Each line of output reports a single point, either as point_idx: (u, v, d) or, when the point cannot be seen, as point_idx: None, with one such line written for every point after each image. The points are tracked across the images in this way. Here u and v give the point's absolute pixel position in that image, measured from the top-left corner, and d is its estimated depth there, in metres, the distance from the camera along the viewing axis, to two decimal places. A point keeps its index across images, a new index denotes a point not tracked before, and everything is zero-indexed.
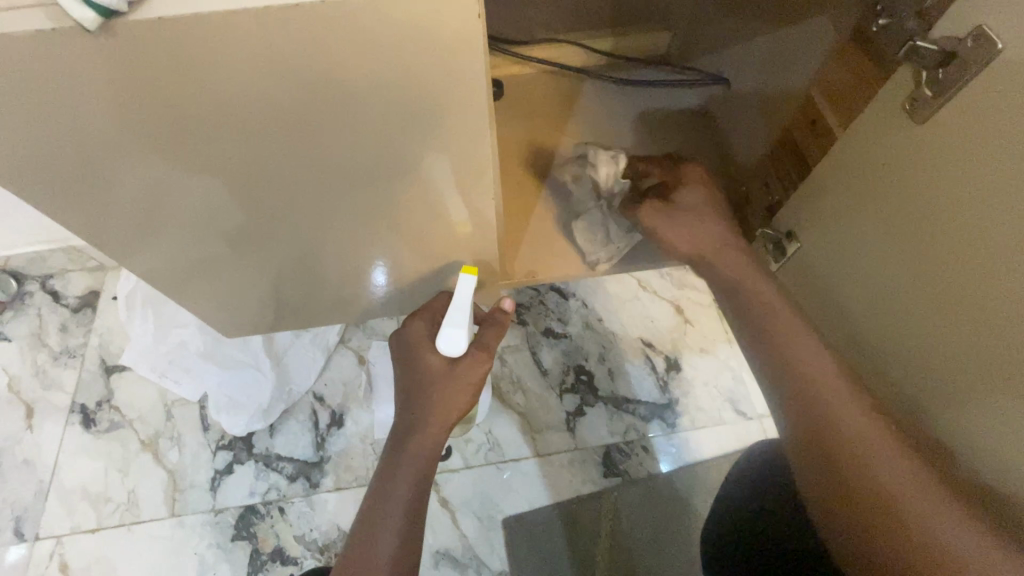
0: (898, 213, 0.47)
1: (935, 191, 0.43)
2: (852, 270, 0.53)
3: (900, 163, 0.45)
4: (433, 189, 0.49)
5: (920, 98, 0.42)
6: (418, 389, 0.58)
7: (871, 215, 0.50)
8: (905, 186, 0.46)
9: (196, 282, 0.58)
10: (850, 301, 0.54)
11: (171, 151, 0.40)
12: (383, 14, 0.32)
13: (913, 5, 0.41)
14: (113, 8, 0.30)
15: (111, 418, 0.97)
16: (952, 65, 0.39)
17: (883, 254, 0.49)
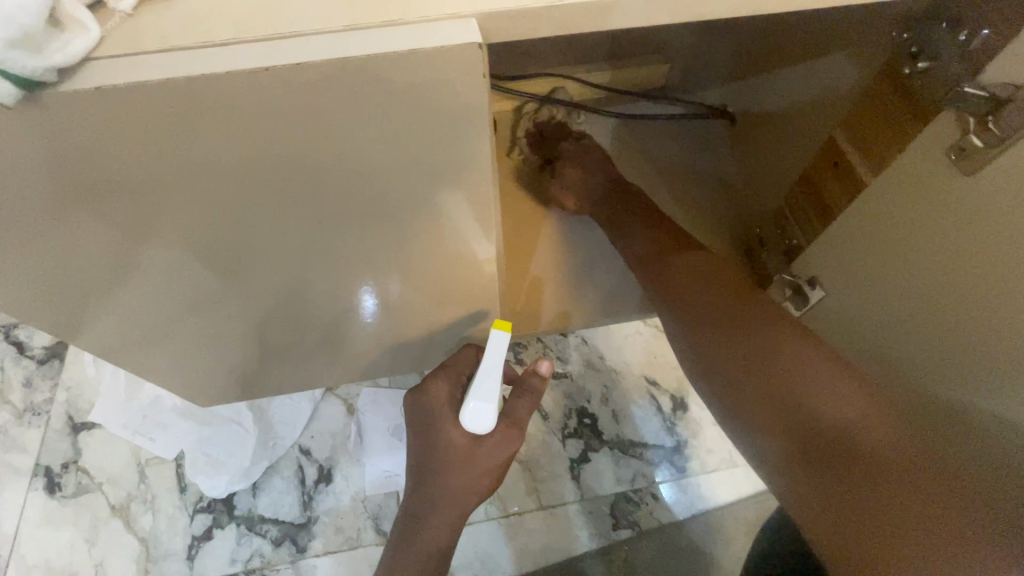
0: (962, 266, 0.41)
1: (999, 246, 0.38)
2: (918, 324, 0.46)
3: (955, 215, 0.40)
4: (428, 246, 0.44)
5: (969, 148, 0.38)
6: (429, 465, 0.54)
7: (925, 266, 0.44)
8: (970, 239, 0.40)
9: (168, 349, 0.53)
10: (922, 355, 0.47)
11: (131, 220, 0.35)
12: (374, 74, 0.28)
13: (955, 47, 0.38)
14: (36, 76, 0.25)
15: (78, 481, 0.89)
16: (1004, 112, 0.35)
17: (948, 306, 0.43)
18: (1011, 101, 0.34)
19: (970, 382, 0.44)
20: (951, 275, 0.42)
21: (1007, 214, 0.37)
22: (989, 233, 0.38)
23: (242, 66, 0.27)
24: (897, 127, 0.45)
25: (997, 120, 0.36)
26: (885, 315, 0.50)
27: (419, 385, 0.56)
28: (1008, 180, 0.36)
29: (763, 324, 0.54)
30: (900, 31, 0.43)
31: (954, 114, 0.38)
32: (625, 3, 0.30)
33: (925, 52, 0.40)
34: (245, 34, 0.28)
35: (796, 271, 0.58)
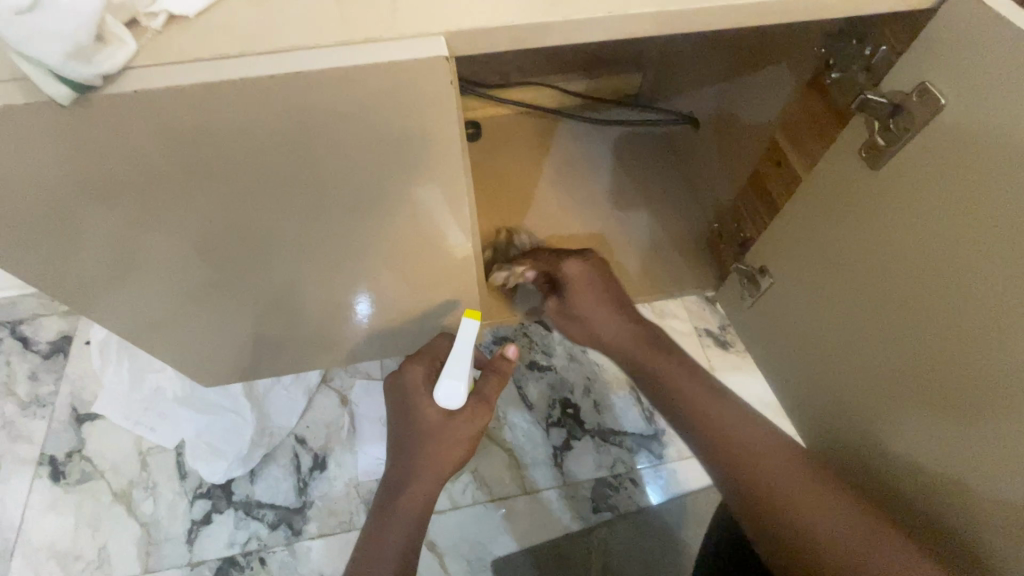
0: (878, 255, 0.46)
1: (911, 232, 0.43)
2: (844, 311, 0.52)
3: (873, 207, 0.45)
4: (413, 235, 0.49)
5: (874, 147, 0.44)
6: (413, 440, 0.59)
7: (850, 255, 0.49)
8: (882, 228, 0.45)
9: (175, 333, 0.57)
10: (847, 343, 0.52)
11: (148, 208, 0.40)
12: (363, 81, 0.33)
13: (862, 58, 0.44)
14: (86, 82, 0.30)
15: (82, 469, 0.93)
16: (902, 115, 0.41)
17: (867, 294, 0.48)
18: (907, 105, 0.41)
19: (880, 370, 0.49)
20: (870, 263, 0.47)
21: (916, 205, 0.42)
22: (901, 223, 0.43)
23: (250, 74, 0.32)
24: (823, 129, 0.50)
25: (897, 121, 0.42)
26: (817, 304, 0.55)
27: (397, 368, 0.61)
28: (916, 175, 0.41)
29: (717, 398, 0.58)
30: (819, 46, 0.49)
31: (864, 117, 0.44)
32: (577, 20, 0.35)
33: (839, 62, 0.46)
34: (252, 49, 0.32)
35: (749, 262, 0.63)
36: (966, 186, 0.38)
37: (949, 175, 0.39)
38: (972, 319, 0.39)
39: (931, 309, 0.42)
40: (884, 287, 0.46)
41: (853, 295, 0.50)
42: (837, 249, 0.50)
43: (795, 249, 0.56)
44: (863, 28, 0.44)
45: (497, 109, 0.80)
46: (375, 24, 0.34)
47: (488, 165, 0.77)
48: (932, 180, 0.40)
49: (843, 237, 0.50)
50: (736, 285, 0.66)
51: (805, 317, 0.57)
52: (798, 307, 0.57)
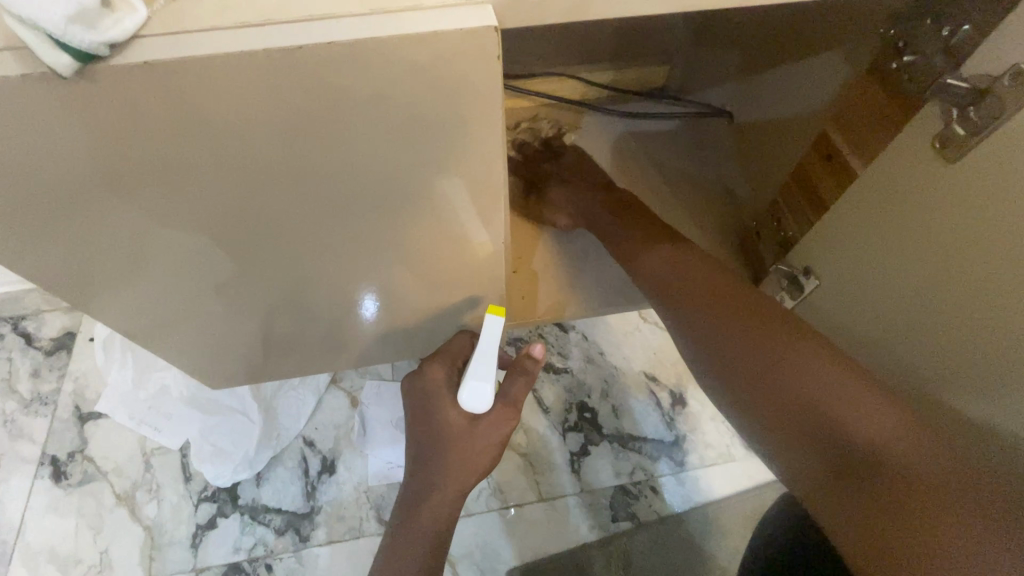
0: (953, 255, 0.42)
1: (995, 230, 0.39)
2: (914, 317, 0.47)
3: (939, 203, 0.42)
4: (439, 229, 0.46)
5: (948, 140, 0.40)
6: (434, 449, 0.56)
7: (913, 255, 0.45)
8: (959, 225, 0.41)
9: (183, 330, 0.54)
10: (919, 351, 0.47)
11: (159, 196, 0.37)
12: (394, 55, 0.30)
13: (939, 41, 0.41)
14: (92, 50, 0.27)
15: (84, 469, 0.91)
16: (986, 102, 0.37)
17: (947, 296, 0.44)
18: (994, 91, 0.37)
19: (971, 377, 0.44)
20: (943, 263, 0.43)
21: (988, 201, 0.39)
22: (982, 219, 0.39)
23: (274, 45, 0.29)
24: (885, 118, 0.46)
25: (977, 110, 0.38)
26: (876, 308, 0.50)
27: (416, 368, 0.59)
28: (990, 166, 0.38)
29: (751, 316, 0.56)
30: (885, 28, 0.45)
31: (935, 104, 0.40)
32: None
33: (909, 46, 0.43)
34: (278, 19, 0.30)
35: (792, 262, 0.59)
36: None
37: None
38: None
39: (1006, 308, 0.39)
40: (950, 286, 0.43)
41: (909, 294, 0.47)
42: (889, 250, 0.47)
43: (840, 250, 0.52)
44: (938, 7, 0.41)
45: (516, 101, 0.77)
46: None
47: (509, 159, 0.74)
48: (1008, 174, 0.37)
49: (898, 236, 0.46)
50: (771, 287, 0.63)
51: (853, 321, 0.53)
52: (842, 311, 0.54)
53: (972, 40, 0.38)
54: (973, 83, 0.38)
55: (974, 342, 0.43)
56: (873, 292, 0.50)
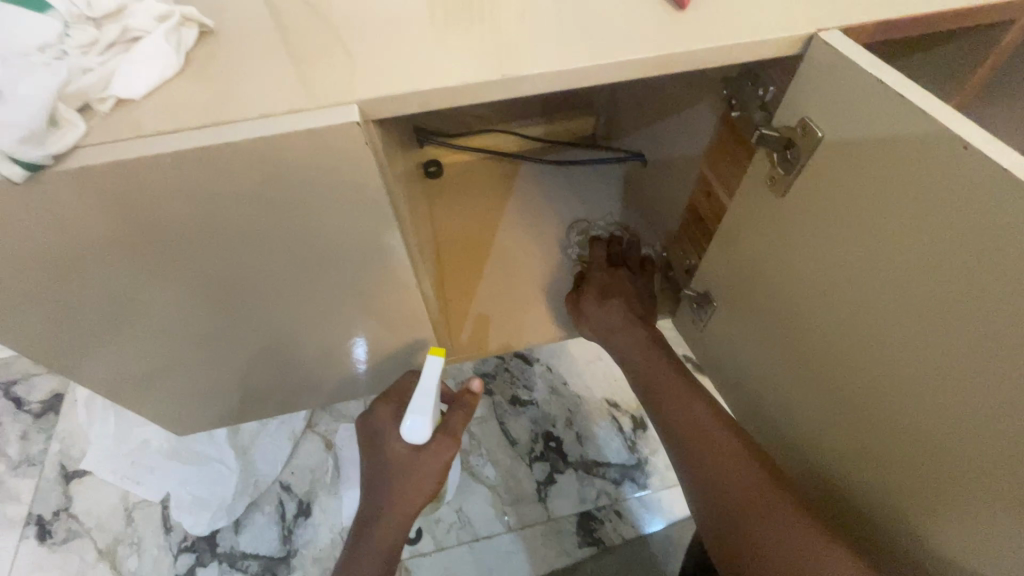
0: (818, 289, 0.46)
1: (851, 241, 0.42)
2: (795, 343, 0.51)
3: (789, 230, 0.48)
4: (365, 278, 0.52)
5: (776, 177, 0.47)
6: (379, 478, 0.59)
7: (791, 280, 0.49)
8: (817, 258, 0.45)
9: (150, 384, 0.60)
10: (806, 381, 0.51)
11: (111, 268, 0.43)
12: (288, 146, 0.37)
13: (757, 99, 0.48)
14: (38, 162, 0.34)
15: (69, 527, 0.93)
16: (794, 148, 0.45)
17: (817, 332, 0.48)
18: (797, 141, 0.44)
19: (847, 425, 0.47)
20: (813, 294, 0.47)
21: (817, 227, 0.45)
22: (839, 258, 0.43)
23: (189, 145, 0.36)
24: (736, 157, 0.54)
25: (791, 153, 0.45)
26: (767, 331, 0.55)
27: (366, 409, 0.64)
28: (813, 197, 0.44)
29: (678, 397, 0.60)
30: (722, 89, 0.53)
31: (764, 149, 0.48)
32: (478, 83, 0.39)
33: (737, 101, 0.51)
34: (192, 122, 0.36)
35: (696, 287, 0.66)
36: (885, 226, 0.38)
37: (837, 198, 0.42)
38: (915, 367, 0.39)
39: (855, 311, 0.43)
40: (824, 293, 0.45)
41: (791, 302, 0.50)
42: (761, 270, 0.53)
43: (731, 272, 0.58)
44: (757, 71, 0.48)
45: (458, 156, 0.86)
46: (305, 95, 0.38)
47: (453, 208, 0.82)
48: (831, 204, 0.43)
49: (762, 259, 0.53)
50: (687, 311, 0.69)
51: (748, 336, 0.58)
52: (740, 328, 0.60)
53: (780, 97, 0.45)
54: (783, 132, 0.45)
55: (859, 336, 0.43)
56: (760, 309, 0.55)
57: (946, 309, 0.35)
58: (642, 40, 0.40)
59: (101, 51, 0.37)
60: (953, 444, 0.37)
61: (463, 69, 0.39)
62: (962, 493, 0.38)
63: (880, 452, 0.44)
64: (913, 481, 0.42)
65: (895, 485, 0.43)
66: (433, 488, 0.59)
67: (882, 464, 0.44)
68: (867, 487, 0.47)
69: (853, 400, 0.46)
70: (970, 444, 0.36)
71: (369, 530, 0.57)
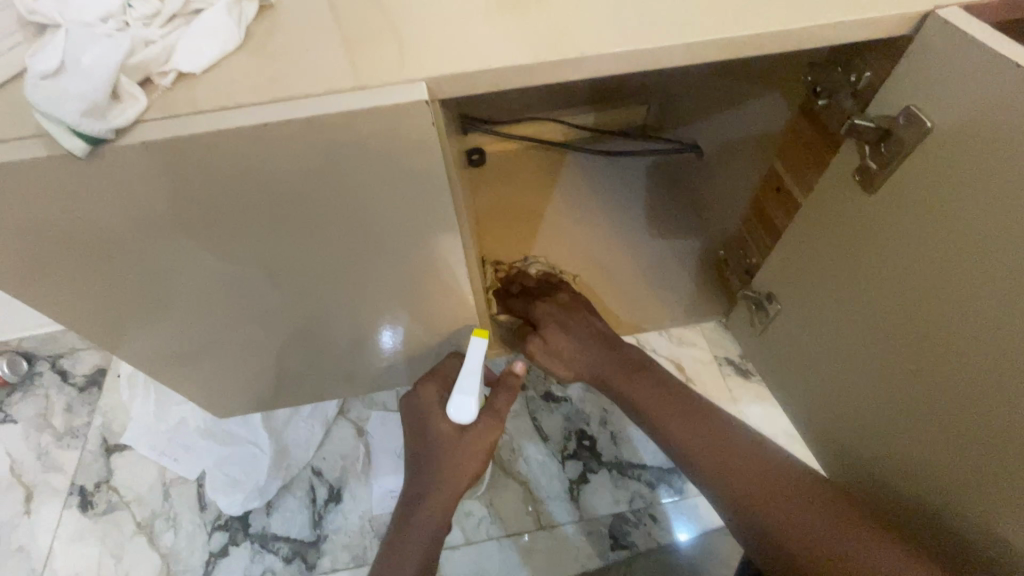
0: (903, 287, 0.43)
1: (949, 237, 0.38)
2: (873, 348, 0.47)
3: (873, 229, 0.45)
4: (413, 267, 0.51)
5: (867, 173, 0.43)
6: (417, 470, 0.58)
7: (870, 278, 0.46)
8: (910, 260, 0.42)
9: (195, 364, 0.60)
10: (884, 389, 0.47)
11: (165, 247, 0.42)
12: (350, 126, 0.36)
13: (848, 86, 0.45)
14: (99, 136, 0.33)
15: (109, 499, 0.96)
16: (891, 139, 0.41)
17: (903, 338, 0.44)
18: (895, 130, 0.40)
19: (917, 422, 0.45)
20: (898, 294, 0.44)
21: (910, 228, 0.41)
22: (933, 258, 0.40)
23: (251, 123, 0.34)
24: (816, 151, 0.50)
25: (887, 144, 0.42)
26: (839, 335, 0.51)
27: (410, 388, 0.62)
28: (906, 195, 0.41)
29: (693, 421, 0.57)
30: (805, 76, 0.49)
31: (852, 142, 0.44)
32: (551, 63, 0.36)
33: (824, 91, 0.47)
34: (253, 99, 0.35)
35: (756, 288, 0.62)
36: (998, 227, 0.34)
37: (942, 193, 0.38)
38: (1020, 382, 0.35)
39: (950, 314, 0.39)
40: (911, 292, 0.42)
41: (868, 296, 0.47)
42: (836, 273, 0.50)
43: (796, 276, 0.55)
44: (847, 57, 0.44)
45: (502, 144, 0.84)
46: (372, 72, 0.36)
47: (495, 199, 0.80)
48: (927, 202, 0.39)
49: (838, 261, 0.49)
50: (743, 313, 0.66)
51: (814, 341, 0.55)
52: (803, 332, 0.57)
53: (876, 86, 0.42)
54: (878, 122, 0.42)
55: (946, 327, 0.40)
56: (832, 312, 0.52)
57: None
58: (727, 18, 0.37)
59: (163, 23, 0.36)
60: None
61: (533, 46, 0.37)
62: None
63: (962, 459, 0.41)
64: (990, 468, 0.39)
65: (981, 484, 0.40)
66: (479, 469, 0.58)
67: (966, 471, 0.41)
68: (938, 476, 0.44)
69: (928, 389, 0.43)
70: None
71: (417, 509, 0.56)
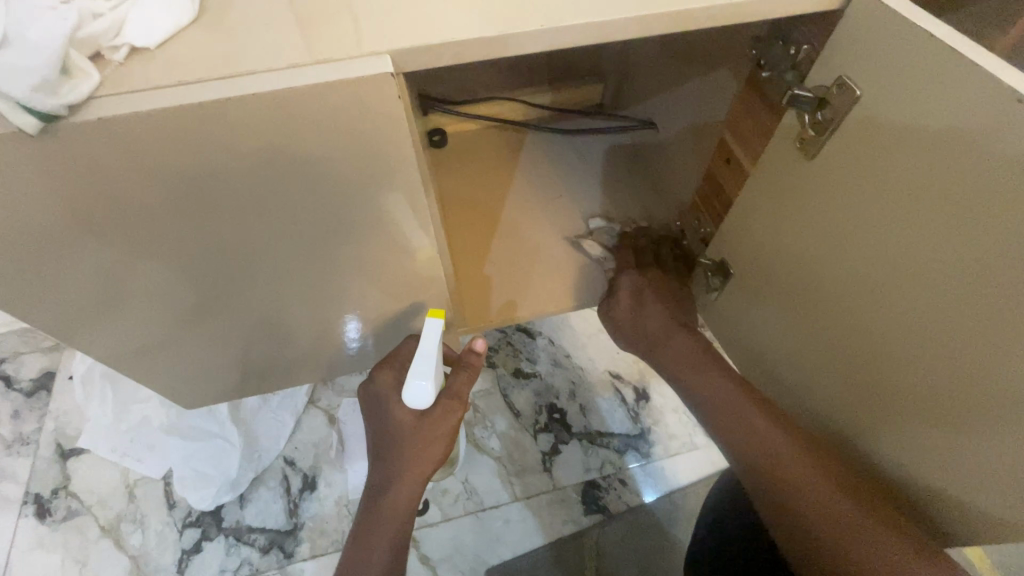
0: (848, 247, 0.46)
1: (882, 193, 0.42)
2: (819, 303, 0.51)
3: (814, 191, 0.48)
4: (381, 244, 0.51)
5: (807, 139, 0.47)
6: (386, 449, 0.57)
7: (814, 239, 0.50)
8: (843, 220, 0.46)
9: (157, 354, 0.58)
10: (822, 340, 0.52)
11: (122, 228, 0.41)
12: (315, 99, 0.36)
13: (788, 61, 0.48)
14: (53, 112, 0.32)
15: (69, 505, 0.92)
16: (826, 107, 0.44)
17: (839, 289, 0.48)
18: (829, 98, 0.44)
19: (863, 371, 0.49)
20: (837, 249, 0.47)
21: (845, 189, 0.45)
22: (871, 217, 0.43)
23: (216, 96, 0.34)
24: (761, 119, 0.53)
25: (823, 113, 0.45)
26: (789, 295, 0.55)
27: (369, 375, 0.62)
28: (844, 159, 0.44)
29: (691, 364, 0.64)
30: (750, 49, 0.52)
31: (795, 111, 0.47)
32: (513, 33, 0.37)
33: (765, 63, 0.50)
34: (209, 73, 0.34)
35: (711, 256, 0.66)
36: (921, 178, 0.38)
37: (873, 155, 0.42)
38: (931, 324, 0.41)
39: (891, 262, 0.43)
40: (853, 248, 0.46)
41: (815, 258, 0.50)
42: (782, 234, 0.54)
43: (748, 241, 0.59)
44: (788, 28, 0.48)
45: (463, 125, 0.85)
46: (335, 44, 0.36)
47: (457, 179, 0.81)
48: (858, 164, 0.43)
49: (784, 220, 0.53)
50: (700, 280, 0.69)
51: (765, 299, 0.59)
52: (752, 292, 0.61)
53: (814, 56, 0.45)
54: (814, 92, 0.45)
55: (884, 279, 0.44)
56: (779, 272, 0.55)
57: (972, 266, 0.37)
58: None
59: None
60: (986, 375, 0.38)
61: (494, 18, 0.38)
62: (988, 412, 0.38)
63: (907, 399, 0.45)
64: (930, 406, 0.43)
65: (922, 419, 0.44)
66: (446, 448, 0.57)
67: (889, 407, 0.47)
68: (885, 417, 0.48)
69: (870, 341, 0.47)
70: (1004, 373, 0.36)
71: (383, 497, 0.56)
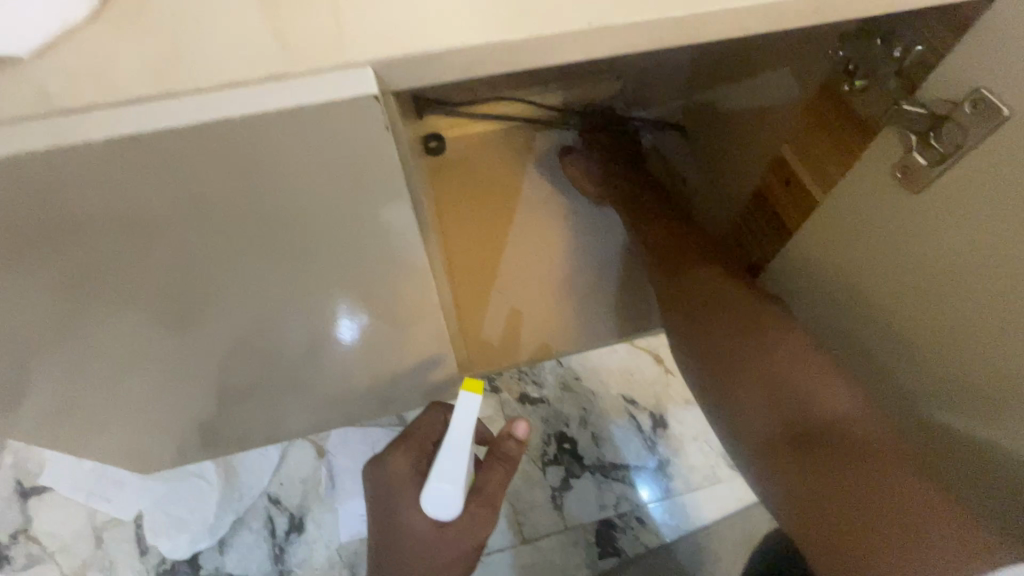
0: (980, 275, 0.39)
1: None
2: (928, 324, 0.45)
3: (926, 216, 0.42)
4: (372, 287, 0.43)
5: (912, 167, 0.41)
6: (392, 543, 0.49)
7: (929, 258, 0.43)
8: (944, 253, 0.42)
9: (111, 412, 0.49)
10: (924, 358, 0.47)
11: (48, 278, 0.33)
12: (274, 128, 0.28)
13: (888, 64, 0.41)
14: None
15: (29, 552, 0.83)
16: (946, 129, 0.38)
17: (957, 312, 0.42)
18: (958, 116, 0.37)
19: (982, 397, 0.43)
20: (962, 275, 0.41)
21: (975, 213, 0.38)
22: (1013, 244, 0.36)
23: (164, 127, 0.26)
24: (837, 133, 0.48)
25: (939, 136, 0.38)
26: (892, 320, 0.49)
27: (376, 456, 0.53)
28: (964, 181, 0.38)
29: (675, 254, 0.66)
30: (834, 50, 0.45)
31: (896, 131, 0.41)
32: (544, 38, 0.29)
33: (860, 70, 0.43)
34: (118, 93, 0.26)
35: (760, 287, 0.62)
36: None
37: (985, 185, 0.37)
38: None
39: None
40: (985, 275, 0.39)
41: (929, 274, 0.44)
42: (880, 253, 0.47)
43: (829, 260, 0.53)
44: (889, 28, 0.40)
45: (465, 127, 0.77)
46: (314, 51, 0.27)
47: (457, 193, 0.74)
48: (982, 189, 0.37)
49: (882, 241, 0.47)
50: None
51: (857, 320, 0.53)
52: (840, 314, 0.55)
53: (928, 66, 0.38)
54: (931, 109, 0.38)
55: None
56: (876, 281, 0.49)
57: None
58: None
59: None
60: None
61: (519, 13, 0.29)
62: None
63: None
64: None
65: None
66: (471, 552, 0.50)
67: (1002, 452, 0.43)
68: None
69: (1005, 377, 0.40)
70: None
71: None
